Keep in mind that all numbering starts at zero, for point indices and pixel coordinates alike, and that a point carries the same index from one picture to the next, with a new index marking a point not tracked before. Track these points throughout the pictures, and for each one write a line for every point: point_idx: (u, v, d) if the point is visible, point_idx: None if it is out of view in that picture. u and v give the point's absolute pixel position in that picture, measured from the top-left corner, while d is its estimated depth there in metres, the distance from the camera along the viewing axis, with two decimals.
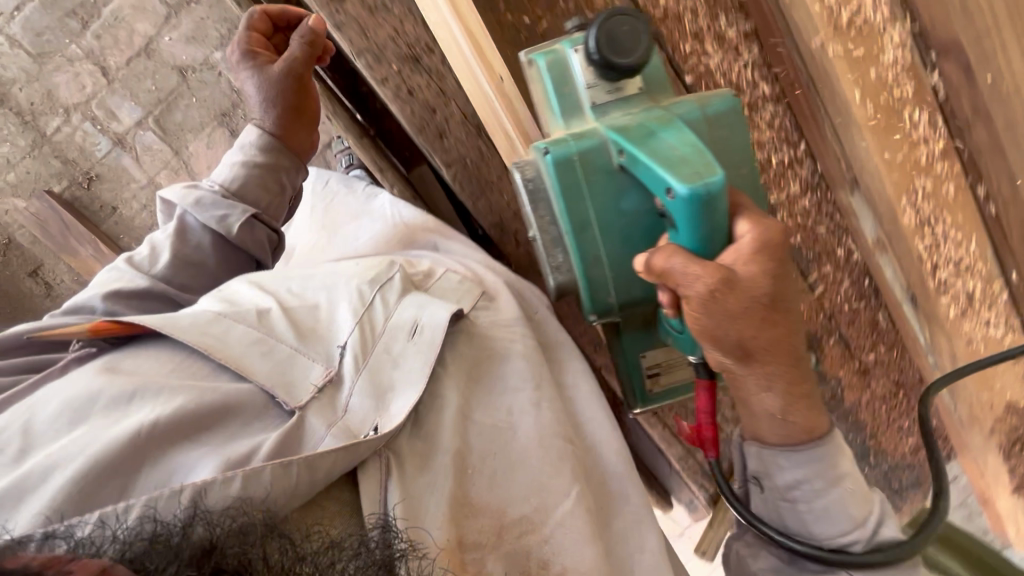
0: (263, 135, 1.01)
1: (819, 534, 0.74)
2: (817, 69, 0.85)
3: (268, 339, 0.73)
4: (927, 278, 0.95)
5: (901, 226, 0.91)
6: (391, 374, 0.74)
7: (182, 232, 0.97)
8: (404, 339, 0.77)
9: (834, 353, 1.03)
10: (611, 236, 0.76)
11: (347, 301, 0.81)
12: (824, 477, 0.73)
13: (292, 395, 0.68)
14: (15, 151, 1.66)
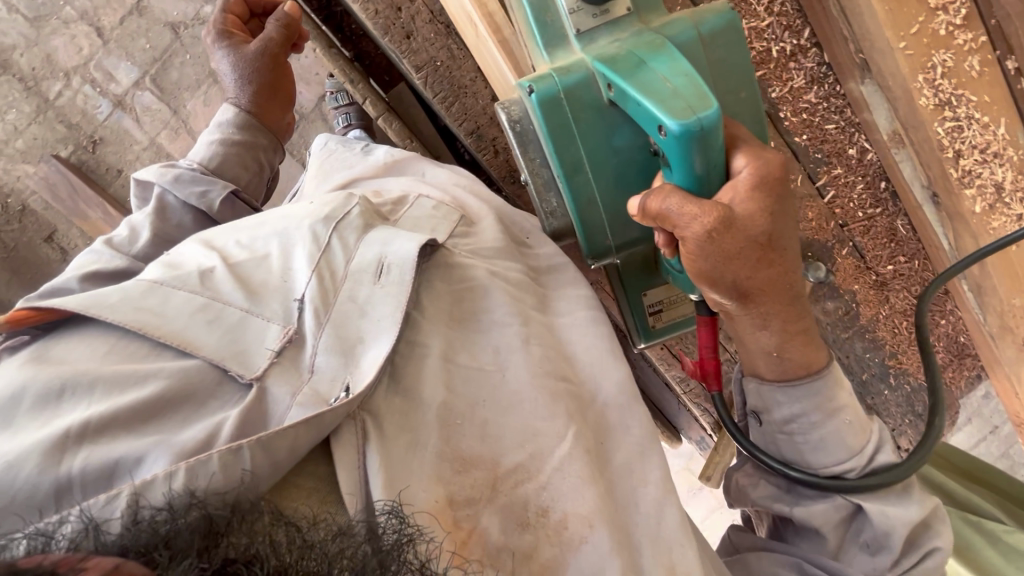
0: (239, 114, 0.98)
1: (815, 463, 0.74)
2: None
3: (215, 304, 0.63)
4: (949, 169, 0.86)
5: (917, 110, 0.84)
6: (358, 324, 0.65)
7: (161, 212, 0.89)
8: (370, 283, 0.69)
9: (847, 265, 0.96)
10: (600, 173, 0.76)
11: (301, 246, 0.72)
12: (822, 410, 0.73)
13: (244, 364, 0.59)
14: (21, 117, 1.69)
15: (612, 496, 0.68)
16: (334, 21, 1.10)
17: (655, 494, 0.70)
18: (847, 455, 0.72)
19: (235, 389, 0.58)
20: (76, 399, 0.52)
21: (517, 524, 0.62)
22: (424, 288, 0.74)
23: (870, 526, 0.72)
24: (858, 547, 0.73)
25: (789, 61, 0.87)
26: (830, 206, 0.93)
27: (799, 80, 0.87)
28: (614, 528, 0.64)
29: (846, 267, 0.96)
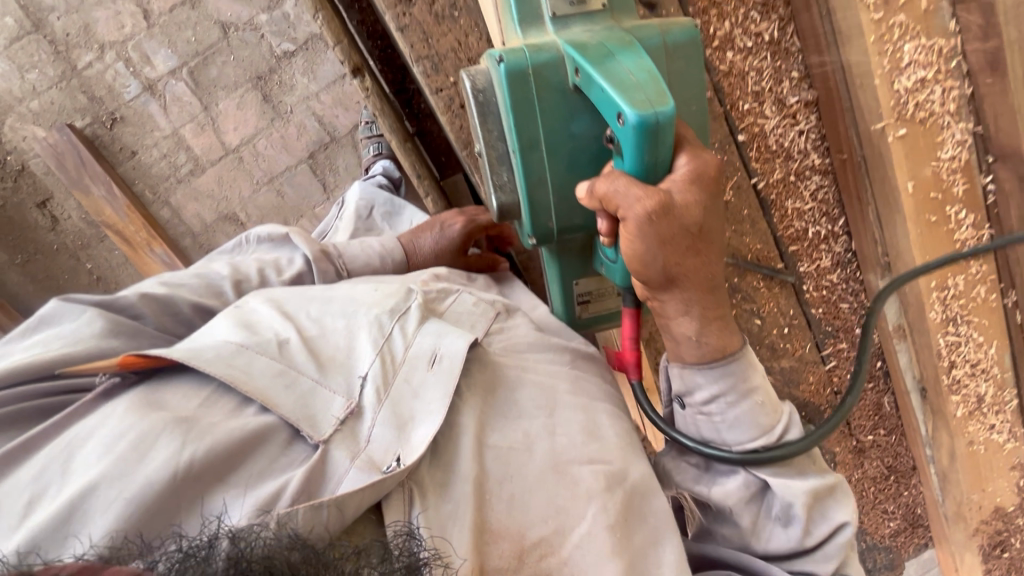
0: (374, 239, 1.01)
1: (729, 442, 0.68)
2: (873, 151, 0.83)
3: (291, 371, 0.61)
4: (941, 374, 0.94)
5: (926, 320, 0.90)
6: (411, 405, 0.62)
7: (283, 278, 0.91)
8: (424, 370, 0.65)
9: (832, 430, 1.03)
10: (556, 154, 0.66)
11: (364, 330, 0.68)
12: (735, 390, 0.67)
13: (312, 425, 0.57)
14: (43, 79, 1.63)
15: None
16: (404, 96, 1.06)
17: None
18: (762, 440, 0.67)
19: (298, 447, 0.56)
20: (164, 435, 0.50)
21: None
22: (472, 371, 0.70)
23: (776, 502, 0.68)
24: (770, 522, 0.69)
25: (820, 243, 0.93)
26: (829, 372, 1.01)
27: (826, 261, 0.94)
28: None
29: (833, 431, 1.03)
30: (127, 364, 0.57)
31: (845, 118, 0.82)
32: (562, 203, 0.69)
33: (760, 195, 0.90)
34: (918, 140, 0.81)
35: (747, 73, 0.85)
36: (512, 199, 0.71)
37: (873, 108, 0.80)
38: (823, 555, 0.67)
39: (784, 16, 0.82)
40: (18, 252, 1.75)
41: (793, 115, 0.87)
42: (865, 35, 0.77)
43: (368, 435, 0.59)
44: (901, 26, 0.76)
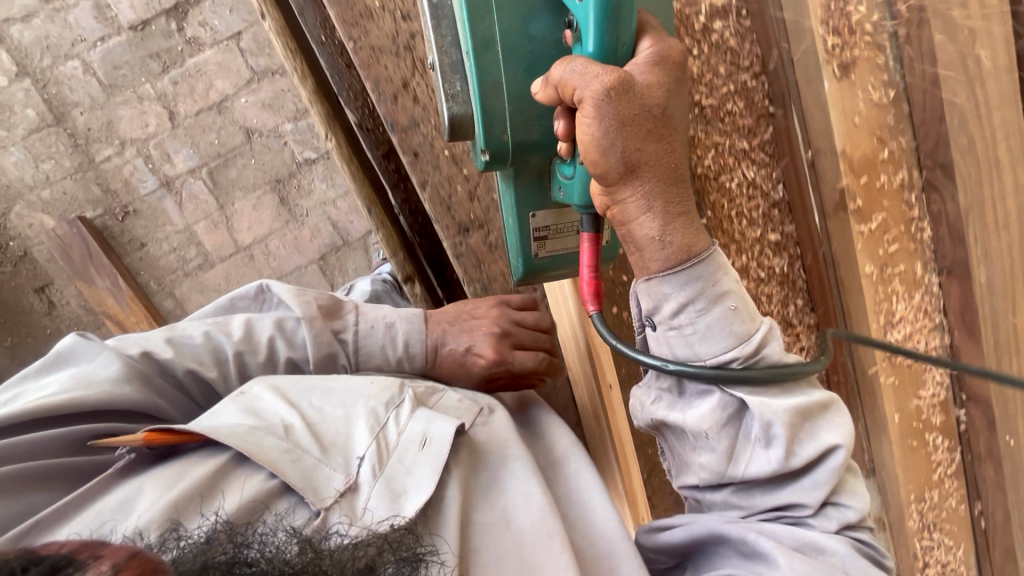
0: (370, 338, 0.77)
1: (702, 353, 0.58)
2: (867, 384, 0.92)
3: (293, 448, 0.58)
4: (916, 570, 1.04)
5: (905, 527, 0.99)
6: (403, 478, 0.58)
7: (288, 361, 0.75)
8: (414, 451, 0.60)
9: None
10: (513, 57, 0.61)
11: (358, 419, 0.63)
12: (706, 292, 0.58)
13: (313, 487, 0.55)
14: (57, 170, 1.63)
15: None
16: (437, 265, 1.11)
17: None
18: (733, 344, 0.58)
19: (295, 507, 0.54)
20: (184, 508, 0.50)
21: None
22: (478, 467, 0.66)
23: (755, 425, 0.57)
24: (750, 445, 0.58)
25: None
26: None
27: None
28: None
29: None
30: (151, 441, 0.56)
31: (844, 355, 0.91)
32: (517, 116, 0.64)
33: None
34: (904, 381, 0.92)
35: (758, 298, 0.94)
36: (466, 110, 0.65)
37: (867, 351, 0.90)
38: (813, 484, 0.56)
39: (794, 254, 0.92)
40: (6, 334, 1.71)
41: (796, 335, 0.96)
42: (866, 296, 0.88)
43: (364, 508, 0.55)
44: (892, 289, 0.88)
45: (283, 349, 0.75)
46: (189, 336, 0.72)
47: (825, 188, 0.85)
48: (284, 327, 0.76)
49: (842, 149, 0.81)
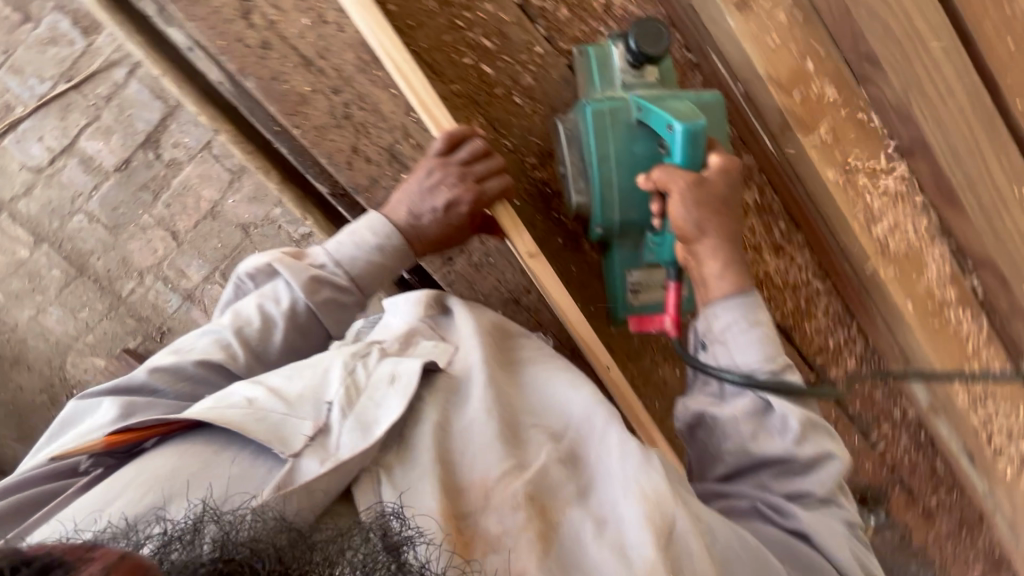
0: (345, 253, 0.67)
1: (740, 362, 0.71)
2: (867, 279, 0.96)
3: (257, 401, 0.59)
4: (983, 442, 1.06)
5: (952, 399, 1.03)
6: (373, 411, 0.61)
7: (293, 315, 0.65)
8: (382, 388, 0.63)
9: (899, 500, 1.11)
10: (620, 167, 0.78)
11: (322, 374, 0.63)
12: (749, 317, 0.71)
13: (282, 441, 0.56)
14: (94, 313, 1.79)
15: (700, 531, 0.61)
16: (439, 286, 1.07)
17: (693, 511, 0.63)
18: (788, 407, 0.68)
19: (272, 469, 0.54)
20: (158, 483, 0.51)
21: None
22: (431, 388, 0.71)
23: (773, 422, 0.69)
24: (767, 436, 0.69)
25: (841, 349, 1.04)
26: (880, 454, 1.10)
27: (850, 364, 1.04)
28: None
29: (898, 502, 1.11)
30: (112, 441, 0.52)
31: (838, 258, 0.96)
32: None
33: (779, 326, 1.01)
34: (904, 268, 0.95)
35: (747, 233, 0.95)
36: None
37: (856, 250, 0.94)
38: (780, 446, 0.68)
39: (760, 181, 0.94)
40: None
41: (790, 256, 0.97)
42: (840, 205, 0.91)
43: (336, 444, 0.57)
44: (861, 185, 0.91)
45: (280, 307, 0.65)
46: (186, 337, 0.63)
47: (766, 112, 0.89)
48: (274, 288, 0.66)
49: (767, 75, 0.85)
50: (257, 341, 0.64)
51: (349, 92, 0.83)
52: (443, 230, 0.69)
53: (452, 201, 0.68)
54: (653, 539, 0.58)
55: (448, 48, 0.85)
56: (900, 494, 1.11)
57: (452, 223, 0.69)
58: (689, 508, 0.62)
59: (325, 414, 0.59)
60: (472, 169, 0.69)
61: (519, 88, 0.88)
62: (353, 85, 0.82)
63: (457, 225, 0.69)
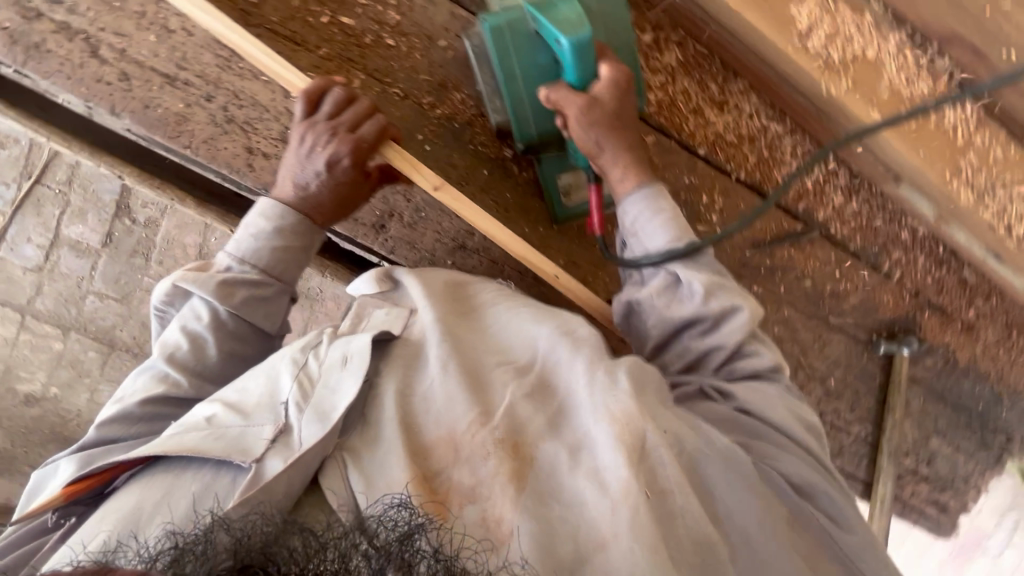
0: (249, 244, 0.63)
1: (651, 247, 0.72)
2: (824, 102, 0.89)
3: (210, 421, 0.57)
4: (1003, 238, 0.94)
5: (957, 203, 0.92)
6: (329, 397, 0.58)
7: (219, 326, 0.62)
8: (337, 370, 0.61)
9: (932, 322, 1.04)
10: (527, 80, 0.74)
11: (272, 374, 0.61)
12: (653, 199, 0.72)
13: (243, 450, 0.53)
14: None
15: (669, 441, 0.58)
16: None
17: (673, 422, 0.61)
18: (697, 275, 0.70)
19: (234, 478, 0.52)
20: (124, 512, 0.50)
21: (580, 536, 0.53)
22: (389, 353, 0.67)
23: (685, 292, 0.71)
24: (681, 305, 0.71)
25: (824, 186, 0.96)
26: (899, 282, 1.01)
27: (838, 198, 0.96)
28: (651, 504, 0.54)
29: (931, 324, 1.04)
30: (76, 487, 0.53)
31: (785, 89, 0.90)
32: None
33: (747, 184, 0.94)
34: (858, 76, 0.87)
35: (677, 99, 0.89)
36: None
37: (802, 76, 0.86)
38: (692, 309, 0.70)
39: (678, 38, 0.87)
40: None
41: (736, 106, 0.91)
42: (766, 32, 0.83)
43: (299, 438, 0.55)
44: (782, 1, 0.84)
45: (201, 324, 0.62)
46: (126, 382, 0.61)
47: None
48: (190, 307, 0.63)
49: None
50: (194, 362, 0.62)
51: (222, 95, 0.81)
52: (335, 193, 0.65)
53: (331, 157, 0.63)
54: (624, 458, 0.56)
55: (301, 13, 0.80)
56: (930, 316, 1.03)
57: (339, 182, 0.65)
58: (654, 421, 0.59)
59: (283, 415, 0.57)
60: (343, 117, 0.65)
61: (388, 29, 0.83)
62: (223, 86, 0.80)
63: (346, 183, 0.65)
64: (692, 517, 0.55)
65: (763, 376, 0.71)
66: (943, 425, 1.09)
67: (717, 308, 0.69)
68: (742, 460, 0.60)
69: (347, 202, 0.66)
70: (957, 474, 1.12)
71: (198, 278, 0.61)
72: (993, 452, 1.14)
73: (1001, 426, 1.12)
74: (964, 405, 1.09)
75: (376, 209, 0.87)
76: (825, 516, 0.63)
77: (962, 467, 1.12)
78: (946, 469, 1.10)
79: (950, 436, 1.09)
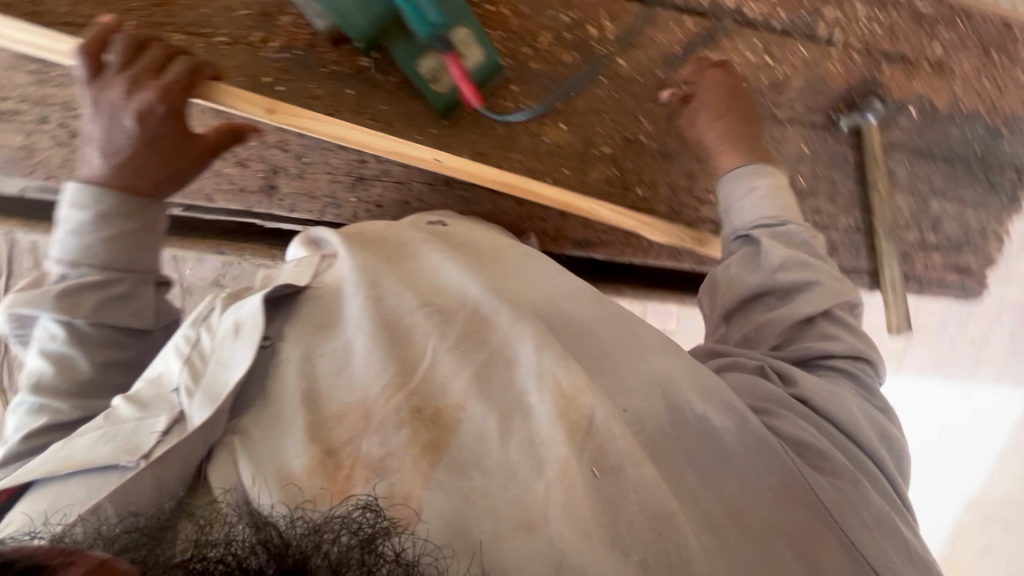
0: (74, 250, 0.68)
1: (744, 218, 0.84)
2: None
3: (108, 424, 0.60)
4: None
5: None
6: (222, 376, 0.59)
7: (76, 335, 0.67)
8: (228, 341, 0.62)
9: (895, 75, 0.98)
10: None
11: (170, 358, 0.64)
12: (761, 170, 0.85)
13: (131, 450, 0.56)
14: None
15: (625, 420, 0.59)
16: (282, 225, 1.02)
17: (635, 394, 0.62)
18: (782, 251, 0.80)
19: (119, 477, 0.54)
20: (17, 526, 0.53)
21: (509, 502, 0.52)
22: (297, 313, 0.66)
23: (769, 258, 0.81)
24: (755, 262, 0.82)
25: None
26: (845, 43, 0.96)
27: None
28: (596, 485, 0.55)
29: (895, 78, 0.98)
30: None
31: None
32: None
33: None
34: None
35: None
36: None
37: None
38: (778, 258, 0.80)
39: None
40: None
41: None
42: None
43: (192, 421, 0.57)
44: None
45: (59, 339, 0.67)
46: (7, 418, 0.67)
47: None
48: (45, 327, 0.68)
49: None
50: (66, 381, 0.67)
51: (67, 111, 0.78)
52: (157, 137, 0.69)
53: (133, 101, 0.68)
54: (567, 436, 0.56)
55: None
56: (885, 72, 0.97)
57: (155, 121, 0.69)
58: (610, 398, 0.61)
59: (178, 403, 0.59)
60: (133, 65, 0.69)
61: None
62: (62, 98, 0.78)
63: (163, 120, 0.69)
64: (646, 489, 0.55)
65: (835, 354, 0.75)
66: (939, 183, 1.04)
67: (791, 278, 0.78)
68: (710, 422, 0.62)
69: (169, 149, 0.70)
70: (971, 227, 1.08)
71: (36, 297, 0.66)
72: (1006, 192, 1.09)
73: (1004, 160, 1.07)
74: (955, 152, 1.05)
75: (255, 173, 0.87)
76: (824, 489, 0.62)
77: (972, 217, 1.07)
78: (954, 228, 1.07)
79: (953, 189, 1.05)
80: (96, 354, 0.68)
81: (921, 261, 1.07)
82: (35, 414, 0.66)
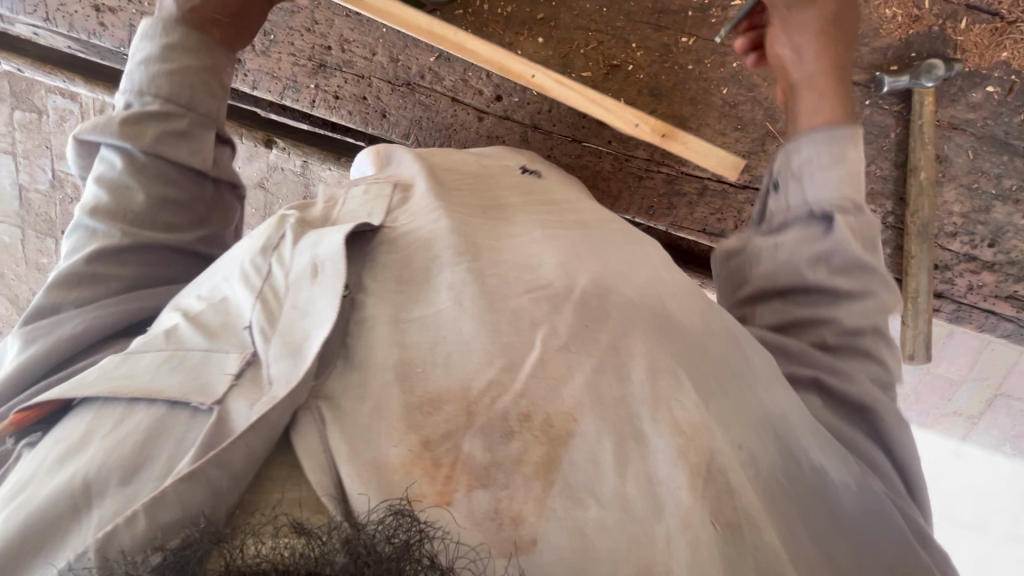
0: (149, 84, 0.90)
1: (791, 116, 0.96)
2: None
3: (173, 354, 0.59)
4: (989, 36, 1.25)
5: None
6: (301, 326, 0.59)
7: (131, 163, 0.85)
8: (309, 284, 0.62)
9: (972, 54, 1.26)
10: None
11: (245, 282, 0.65)
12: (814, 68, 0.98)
13: (202, 391, 0.55)
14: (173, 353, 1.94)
15: (745, 461, 0.59)
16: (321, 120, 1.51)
17: (749, 430, 0.61)
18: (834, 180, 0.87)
19: (191, 416, 0.53)
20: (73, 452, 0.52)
21: (630, 542, 0.50)
22: (380, 261, 0.68)
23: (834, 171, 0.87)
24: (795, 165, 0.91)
25: None
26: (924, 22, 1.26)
27: None
28: (726, 539, 0.53)
29: (974, 57, 1.26)
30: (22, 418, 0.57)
31: None
32: None
33: None
34: None
35: None
36: None
37: None
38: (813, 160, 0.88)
39: None
40: None
41: None
42: None
43: (269, 374, 0.56)
44: None
45: (115, 167, 0.85)
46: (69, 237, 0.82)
47: None
48: (107, 157, 0.86)
49: None
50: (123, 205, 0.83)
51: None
52: None
53: None
54: (688, 478, 0.54)
55: None
56: (970, 43, 1.25)
57: None
58: (728, 435, 0.59)
59: (250, 344, 0.59)
60: None
61: None
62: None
63: None
64: (768, 551, 0.54)
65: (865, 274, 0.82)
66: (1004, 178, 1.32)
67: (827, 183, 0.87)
68: (828, 482, 0.63)
69: None
70: None
71: (102, 121, 0.85)
72: None
73: None
74: None
75: None
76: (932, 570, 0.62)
77: None
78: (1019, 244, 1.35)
79: None
80: (148, 187, 0.84)
81: (963, 272, 1.40)
82: (100, 231, 0.81)
